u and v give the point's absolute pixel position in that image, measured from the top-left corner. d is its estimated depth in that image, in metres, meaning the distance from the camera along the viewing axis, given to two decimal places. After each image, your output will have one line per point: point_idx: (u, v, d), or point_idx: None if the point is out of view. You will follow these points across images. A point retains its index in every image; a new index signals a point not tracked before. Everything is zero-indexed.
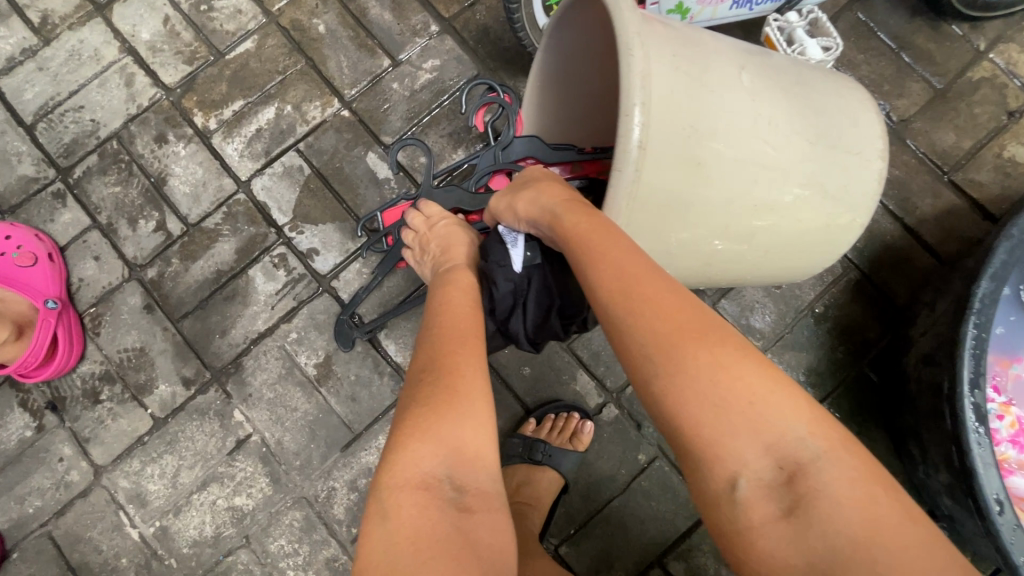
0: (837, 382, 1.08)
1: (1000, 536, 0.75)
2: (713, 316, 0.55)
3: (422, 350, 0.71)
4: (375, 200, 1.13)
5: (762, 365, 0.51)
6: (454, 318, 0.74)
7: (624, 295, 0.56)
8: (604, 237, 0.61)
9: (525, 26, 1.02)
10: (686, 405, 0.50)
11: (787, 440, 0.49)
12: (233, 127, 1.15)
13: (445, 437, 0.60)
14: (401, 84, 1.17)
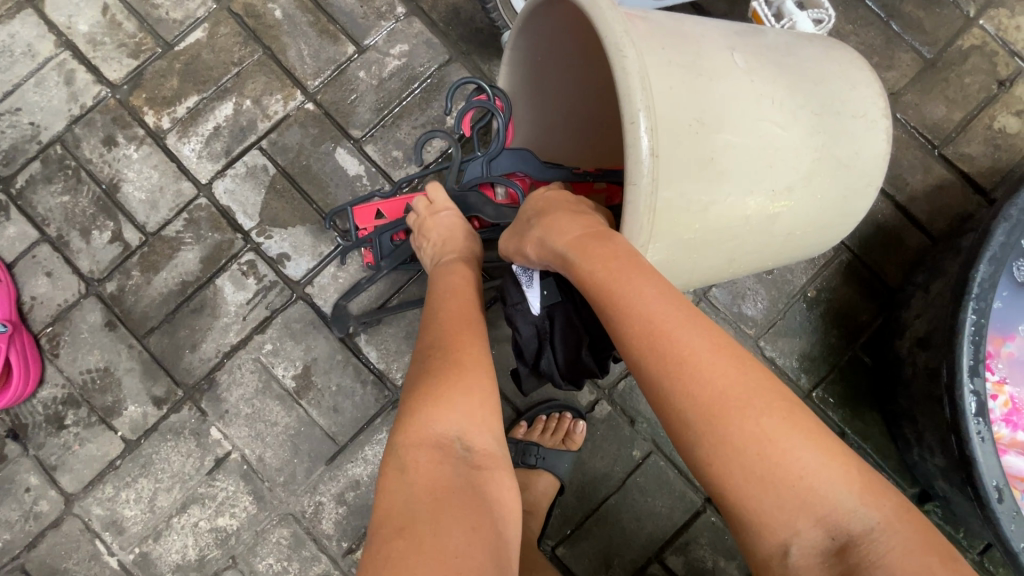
0: (830, 367, 1.06)
1: (1000, 524, 0.74)
2: (759, 375, 0.52)
3: (427, 327, 0.72)
4: (347, 199, 1.06)
5: (812, 431, 0.50)
6: (456, 301, 0.74)
7: (662, 356, 0.54)
8: (636, 291, 0.57)
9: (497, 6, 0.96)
10: (734, 479, 0.50)
11: (837, 511, 0.48)
12: (189, 125, 1.07)
13: (453, 406, 0.63)
14: (368, 72, 1.09)
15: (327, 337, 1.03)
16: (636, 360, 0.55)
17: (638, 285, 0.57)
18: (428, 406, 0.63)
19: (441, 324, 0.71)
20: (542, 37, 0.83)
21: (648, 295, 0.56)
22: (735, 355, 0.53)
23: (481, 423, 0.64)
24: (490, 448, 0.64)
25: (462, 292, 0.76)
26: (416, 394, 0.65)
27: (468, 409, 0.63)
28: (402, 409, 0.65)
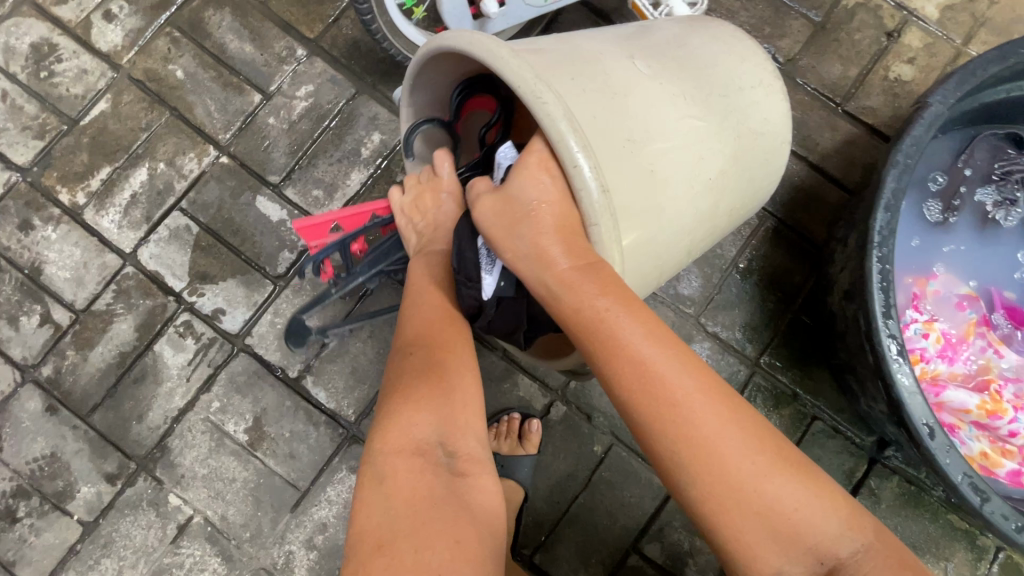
0: (773, 332, 1.07)
1: (938, 462, 0.75)
2: (746, 414, 0.57)
3: (406, 331, 0.72)
4: (274, 245, 1.06)
5: (793, 465, 0.55)
6: (440, 302, 0.73)
7: (658, 400, 0.56)
8: (628, 340, 0.58)
9: (387, 35, 0.95)
10: (727, 514, 0.54)
11: (826, 540, 0.54)
12: (105, 197, 1.07)
13: (437, 416, 0.67)
14: (277, 117, 1.10)
15: (274, 385, 1.03)
16: (633, 404, 0.57)
17: (629, 332, 0.58)
18: (410, 415, 0.66)
19: (423, 330, 0.72)
20: (442, 87, 0.83)
21: (642, 342, 0.58)
22: (724, 394, 0.57)
23: (461, 432, 0.67)
24: (470, 452, 0.67)
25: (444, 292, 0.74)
26: (396, 402, 0.68)
27: (450, 418, 0.67)
28: (382, 415, 0.68)
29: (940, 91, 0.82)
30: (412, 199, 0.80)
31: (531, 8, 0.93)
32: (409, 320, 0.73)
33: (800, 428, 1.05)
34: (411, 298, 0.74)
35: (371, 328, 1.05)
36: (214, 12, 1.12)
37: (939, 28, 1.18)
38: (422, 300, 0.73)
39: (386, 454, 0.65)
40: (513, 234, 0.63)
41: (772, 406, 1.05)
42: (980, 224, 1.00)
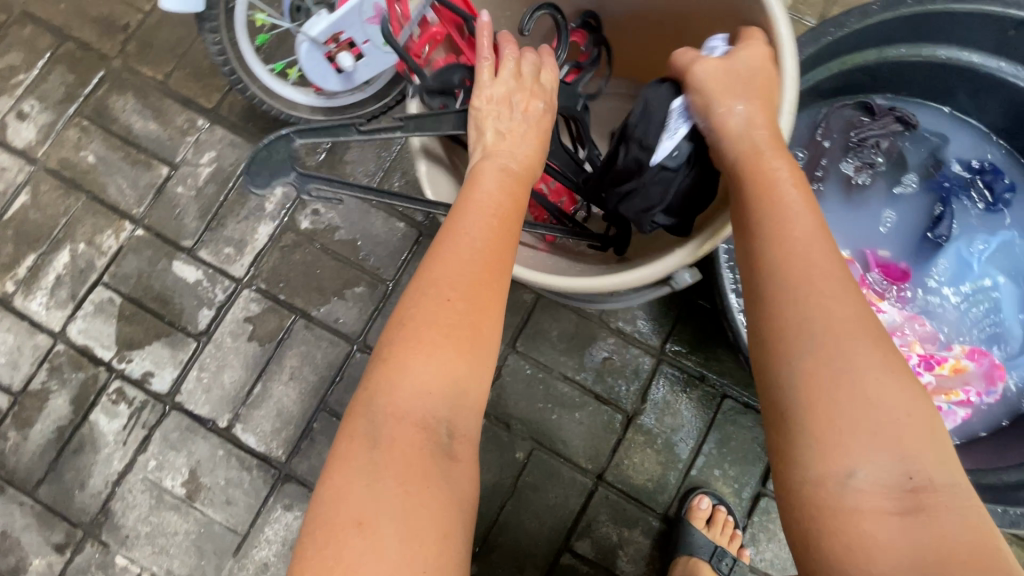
0: (673, 320, 1.11)
1: None
2: (871, 325, 0.55)
3: (443, 261, 0.60)
4: (193, 304, 1.13)
5: (910, 386, 0.53)
6: (488, 238, 0.62)
7: (810, 263, 0.58)
8: (792, 208, 0.61)
9: (264, 99, 1.04)
10: (840, 396, 0.53)
11: (921, 455, 0.51)
12: (32, 282, 1.14)
13: (444, 377, 0.56)
14: (184, 185, 1.17)
15: (205, 437, 1.08)
16: (767, 270, 0.60)
17: (791, 201, 0.61)
18: (413, 368, 0.56)
19: (465, 268, 0.60)
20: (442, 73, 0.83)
21: (799, 218, 0.60)
22: (851, 296, 0.56)
23: (465, 396, 0.58)
24: (469, 431, 0.59)
25: (494, 227, 0.63)
26: (404, 344, 0.57)
27: (460, 383, 0.57)
28: (386, 353, 0.58)
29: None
30: (518, 73, 0.75)
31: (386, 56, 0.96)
32: (451, 245, 0.61)
33: (712, 407, 1.08)
34: (457, 221, 0.63)
35: (292, 370, 1.11)
36: (119, 97, 1.21)
37: (794, 14, 1.25)
38: (468, 228, 0.62)
39: (388, 417, 0.56)
40: (729, 95, 0.68)
41: (682, 389, 1.09)
42: (844, 190, 1.06)
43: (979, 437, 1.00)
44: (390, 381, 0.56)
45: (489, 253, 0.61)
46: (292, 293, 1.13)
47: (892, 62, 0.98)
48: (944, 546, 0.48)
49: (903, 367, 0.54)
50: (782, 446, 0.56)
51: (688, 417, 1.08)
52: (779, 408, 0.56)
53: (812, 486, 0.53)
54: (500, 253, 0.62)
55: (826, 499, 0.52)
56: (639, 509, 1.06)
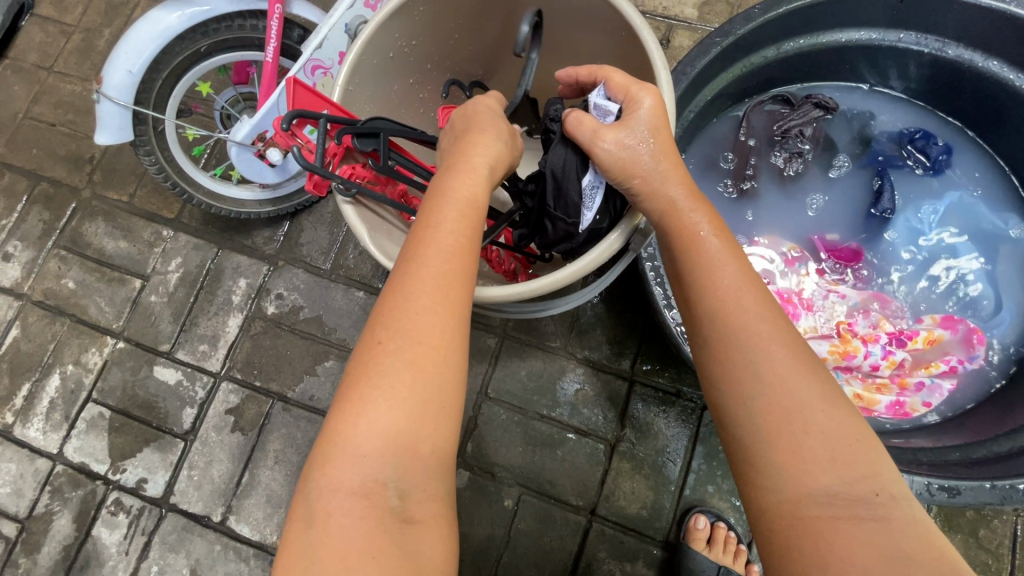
0: (638, 339, 1.10)
1: None
2: (804, 360, 0.57)
3: (394, 306, 0.55)
4: (176, 406, 1.17)
5: (848, 413, 0.55)
6: (440, 278, 0.55)
7: (741, 310, 0.59)
8: (715, 256, 0.62)
9: (208, 202, 1.10)
10: (787, 430, 0.54)
11: (879, 475, 0.52)
12: (29, 410, 1.20)
13: (396, 439, 0.51)
14: (157, 294, 1.24)
15: (201, 534, 1.10)
16: (708, 316, 0.61)
17: (714, 250, 0.63)
18: (353, 432, 0.51)
19: (420, 312, 0.54)
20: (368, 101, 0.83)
21: (724, 263, 0.62)
22: (779, 336, 0.58)
23: (423, 458, 0.52)
24: (429, 496, 0.52)
25: (451, 259, 0.57)
26: (350, 403, 0.52)
27: (414, 440, 0.51)
28: (331, 417, 0.53)
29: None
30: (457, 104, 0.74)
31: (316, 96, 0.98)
32: (398, 289, 0.55)
33: (693, 421, 1.06)
34: (412, 256, 0.57)
35: (276, 454, 1.13)
36: (90, 224, 1.30)
37: (702, 23, 1.29)
38: (419, 266, 0.56)
39: (325, 487, 0.50)
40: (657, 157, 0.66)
41: (659, 409, 1.07)
42: (779, 183, 1.06)
43: (965, 411, 0.95)
44: (335, 451, 0.51)
45: (443, 295, 0.55)
46: (267, 378, 1.17)
47: (796, 53, 1.00)
48: (916, 552, 0.47)
49: (840, 397, 0.56)
50: (749, 474, 0.55)
51: (671, 436, 1.05)
52: (740, 448, 0.56)
53: (786, 509, 0.52)
54: (451, 296, 0.55)
55: (800, 521, 0.51)
56: (638, 539, 1.02)
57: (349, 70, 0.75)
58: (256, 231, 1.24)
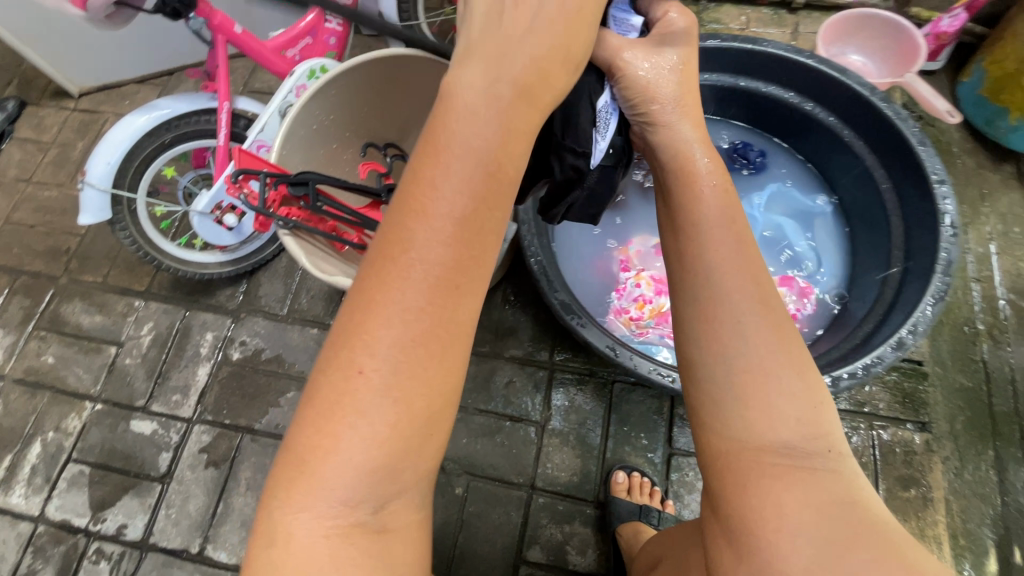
0: (551, 333, 1.31)
1: (631, 369, 1.02)
2: (784, 325, 0.56)
3: (375, 329, 0.44)
4: (153, 453, 1.29)
5: (815, 372, 0.55)
6: (437, 287, 0.45)
7: (729, 266, 0.58)
8: (702, 214, 0.63)
9: (177, 267, 1.31)
10: (757, 382, 0.53)
11: (829, 433, 0.52)
12: (10, 479, 1.29)
13: (368, 483, 0.45)
14: (131, 356, 1.39)
15: (181, 566, 1.20)
16: (700, 265, 0.60)
17: (714, 207, 0.63)
18: (325, 457, 0.44)
19: (397, 340, 0.44)
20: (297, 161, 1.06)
21: (718, 224, 0.62)
22: (763, 293, 0.57)
23: (403, 479, 0.46)
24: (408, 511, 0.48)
25: (442, 273, 0.45)
26: (326, 421, 0.44)
27: (391, 471, 0.45)
28: (298, 439, 0.46)
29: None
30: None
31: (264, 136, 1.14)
32: (381, 303, 0.45)
33: (606, 394, 1.24)
34: (393, 263, 0.45)
35: (247, 481, 1.25)
36: (68, 304, 1.46)
37: None
38: (407, 281, 0.45)
39: (296, 508, 0.45)
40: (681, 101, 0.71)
41: (577, 389, 1.26)
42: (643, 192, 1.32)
43: None
44: (298, 486, 0.45)
45: (438, 305, 0.45)
46: (236, 415, 1.31)
47: None
48: (858, 504, 0.49)
49: (811, 366, 0.55)
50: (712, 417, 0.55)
51: (589, 410, 1.24)
52: (708, 399, 0.55)
53: (744, 463, 0.52)
54: (449, 306, 0.46)
55: (756, 474, 0.51)
56: (573, 503, 1.18)
57: (281, 141, 0.99)
58: (219, 291, 1.43)
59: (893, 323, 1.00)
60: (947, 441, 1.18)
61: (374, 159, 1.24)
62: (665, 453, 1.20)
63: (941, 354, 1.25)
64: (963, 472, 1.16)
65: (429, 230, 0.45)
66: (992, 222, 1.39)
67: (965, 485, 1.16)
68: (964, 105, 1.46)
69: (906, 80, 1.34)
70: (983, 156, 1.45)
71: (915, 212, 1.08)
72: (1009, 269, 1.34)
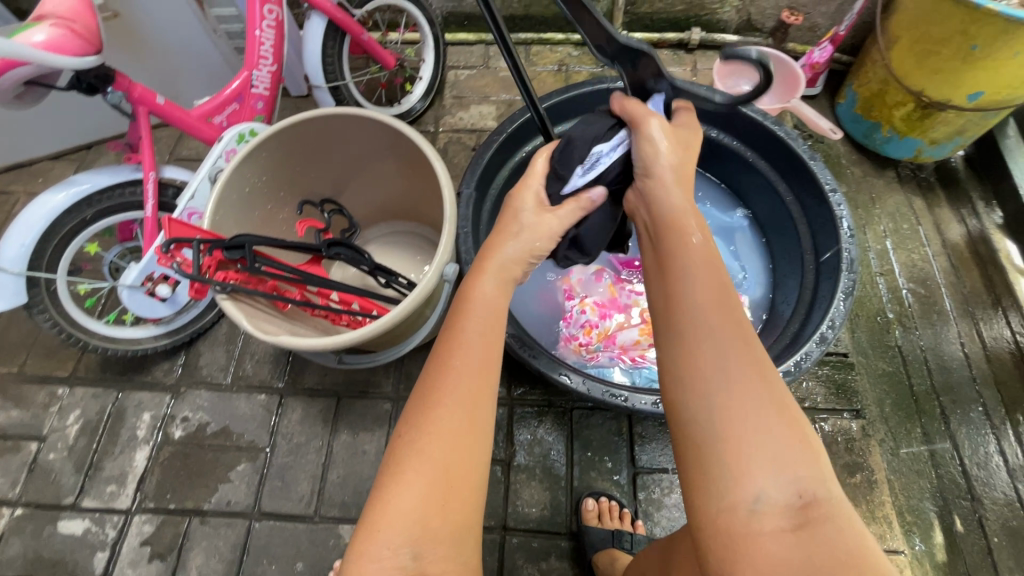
0: (506, 369, 1.32)
1: (584, 393, 1.05)
2: (764, 371, 0.59)
3: (446, 373, 0.63)
4: (87, 555, 1.17)
5: (796, 419, 0.57)
6: (472, 375, 0.64)
7: (715, 315, 0.62)
8: (689, 270, 0.67)
9: (105, 346, 1.24)
10: (733, 425, 0.56)
11: (807, 479, 0.54)
12: None
13: (437, 493, 0.57)
14: (56, 450, 1.27)
15: None
16: (686, 312, 0.64)
17: (697, 255, 0.69)
18: (393, 495, 0.57)
19: (460, 382, 0.63)
20: (232, 225, 1.06)
21: (705, 275, 0.66)
22: (743, 339, 0.61)
23: (444, 529, 0.56)
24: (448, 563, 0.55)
25: (487, 338, 0.67)
26: (394, 470, 0.58)
27: (435, 517, 0.56)
28: (386, 467, 0.60)
29: (464, 182, 1.17)
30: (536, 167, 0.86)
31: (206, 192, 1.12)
32: (448, 358, 0.65)
33: (566, 422, 1.26)
34: (456, 333, 0.67)
35: (198, 570, 1.16)
36: None
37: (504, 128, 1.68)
38: (466, 341, 0.66)
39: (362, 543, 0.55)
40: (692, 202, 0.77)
41: (538, 421, 1.27)
42: None
43: None
44: (381, 508, 0.56)
45: (474, 387, 0.63)
46: (181, 499, 1.22)
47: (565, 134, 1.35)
48: (838, 555, 0.50)
49: (794, 416, 0.58)
50: (690, 457, 0.59)
51: (552, 441, 1.25)
52: (691, 444, 0.59)
53: (721, 520, 0.55)
54: (481, 390, 0.63)
55: (732, 531, 0.54)
56: (546, 538, 1.16)
57: (213, 206, 1.00)
58: (155, 366, 1.35)
59: (814, 319, 1.09)
60: (880, 424, 1.28)
61: (312, 216, 1.25)
62: (630, 473, 1.22)
63: (862, 344, 1.37)
64: (898, 451, 1.26)
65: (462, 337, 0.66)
66: (885, 221, 1.56)
67: (902, 463, 1.25)
68: (845, 123, 1.66)
69: (793, 105, 1.51)
70: (868, 164, 1.64)
71: (816, 218, 1.21)
72: (905, 261, 1.50)
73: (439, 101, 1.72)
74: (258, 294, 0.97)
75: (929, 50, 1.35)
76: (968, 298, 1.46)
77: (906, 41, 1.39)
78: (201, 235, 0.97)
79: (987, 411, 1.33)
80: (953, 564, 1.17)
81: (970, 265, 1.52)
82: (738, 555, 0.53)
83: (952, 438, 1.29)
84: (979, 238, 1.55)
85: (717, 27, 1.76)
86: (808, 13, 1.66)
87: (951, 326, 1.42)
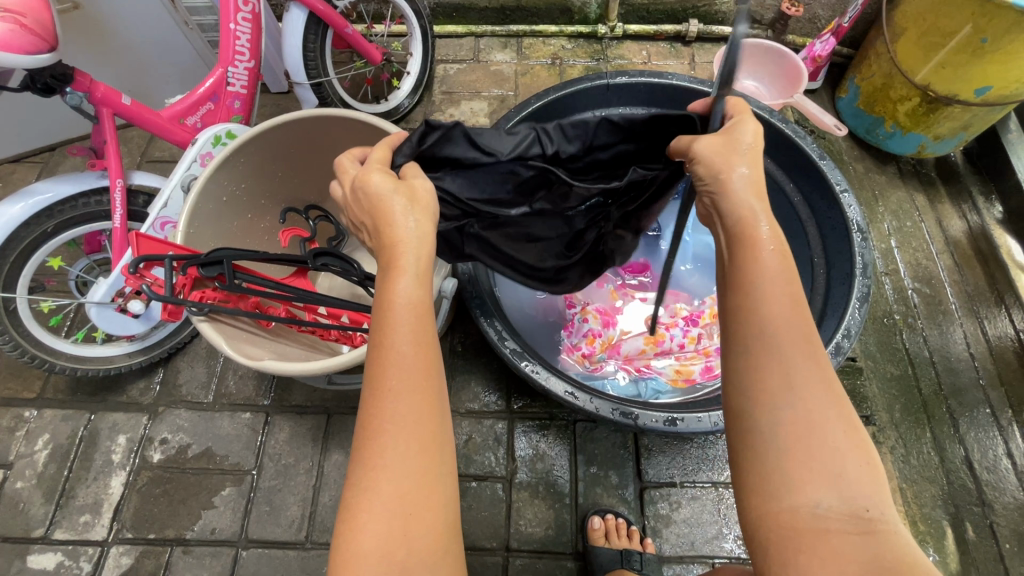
0: (506, 383, 1.26)
1: (588, 410, 1.00)
2: (832, 382, 0.56)
3: (382, 396, 0.54)
4: None
5: (859, 433, 0.54)
6: (416, 358, 0.56)
7: (785, 325, 0.57)
8: (767, 279, 0.60)
9: (75, 366, 1.15)
10: (788, 436, 0.53)
11: (866, 488, 0.51)
12: None
13: (406, 516, 0.50)
14: (23, 478, 1.18)
15: None
16: (756, 317, 0.58)
17: (770, 264, 0.61)
18: (374, 493, 0.51)
19: (405, 401, 0.54)
20: (208, 239, 0.98)
21: (774, 281, 0.59)
22: (811, 351, 0.56)
23: (427, 525, 0.51)
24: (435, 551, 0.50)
25: (418, 336, 0.57)
26: (364, 468, 0.52)
27: (416, 516, 0.51)
28: (344, 509, 0.52)
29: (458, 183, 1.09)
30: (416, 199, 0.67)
31: (180, 196, 1.03)
32: (384, 371, 0.55)
33: (569, 436, 1.21)
34: (382, 341, 0.57)
35: None
36: None
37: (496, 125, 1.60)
38: (395, 344, 0.56)
39: (343, 538, 0.50)
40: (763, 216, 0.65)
41: (539, 434, 1.21)
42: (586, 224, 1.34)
43: None
44: (348, 556, 0.49)
45: (420, 370, 0.56)
46: (162, 527, 1.14)
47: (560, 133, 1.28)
48: (898, 567, 0.48)
49: (859, 426, 0.55)
50: (743, 455, 0.56)
51: (555, 456, 1.19)
52: (754, 452, 0.55)
53: (785, 521, 0.51)
54: (428, 371, 0.56)
55: (796, 531, 0.50)
56: (551, 558, 1.12)
57: (187, 218, 0.92)
58: (131, 385, 1.26)
59: (828, 329, 1.05)
60: (890, 430, 1.25)
61: (296, 224, 1.18)
62: (637, 488, 1.17)
63: (869, 348, 1.34)
64: (910, 458, 1.24)
65: (394, 322, 0.58)
66: (888, 219, 1.52)
67: (912, 470, 1.23)
68: (845, 117, 1.62)
69: (796, 100, 1.46)
70: (870, 161, 1.61)
71: (827, 220, 1.16)
72: (910, 260, 1.47)
73: (427, 100, 1.63)
74: (239, 311, 0.89)
75: (937, 44, 1.31)
76: (973, 297, 1.44)
77: (913, 33, 1.34)
78: (171, 249, 0.89)
79: (995, 413, 1.30)
80: (966, 572, 1.14)
81: (974, 263, 1.49)
82: (793, 551, 0.50)
83: (961, 441, 1.27)
84: (981, 235, 1.52)
85: (715, 18, 1.71)
86: (808, 4, 1.61)
87: (957, 326, 1.39)
